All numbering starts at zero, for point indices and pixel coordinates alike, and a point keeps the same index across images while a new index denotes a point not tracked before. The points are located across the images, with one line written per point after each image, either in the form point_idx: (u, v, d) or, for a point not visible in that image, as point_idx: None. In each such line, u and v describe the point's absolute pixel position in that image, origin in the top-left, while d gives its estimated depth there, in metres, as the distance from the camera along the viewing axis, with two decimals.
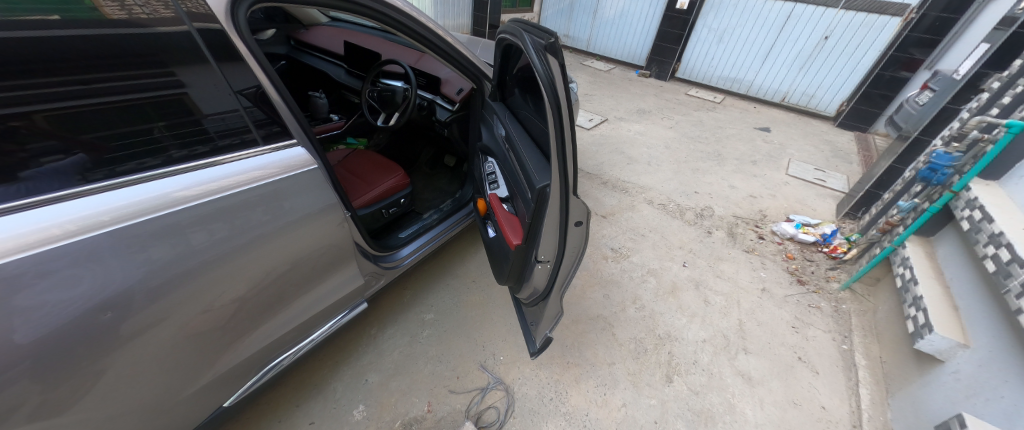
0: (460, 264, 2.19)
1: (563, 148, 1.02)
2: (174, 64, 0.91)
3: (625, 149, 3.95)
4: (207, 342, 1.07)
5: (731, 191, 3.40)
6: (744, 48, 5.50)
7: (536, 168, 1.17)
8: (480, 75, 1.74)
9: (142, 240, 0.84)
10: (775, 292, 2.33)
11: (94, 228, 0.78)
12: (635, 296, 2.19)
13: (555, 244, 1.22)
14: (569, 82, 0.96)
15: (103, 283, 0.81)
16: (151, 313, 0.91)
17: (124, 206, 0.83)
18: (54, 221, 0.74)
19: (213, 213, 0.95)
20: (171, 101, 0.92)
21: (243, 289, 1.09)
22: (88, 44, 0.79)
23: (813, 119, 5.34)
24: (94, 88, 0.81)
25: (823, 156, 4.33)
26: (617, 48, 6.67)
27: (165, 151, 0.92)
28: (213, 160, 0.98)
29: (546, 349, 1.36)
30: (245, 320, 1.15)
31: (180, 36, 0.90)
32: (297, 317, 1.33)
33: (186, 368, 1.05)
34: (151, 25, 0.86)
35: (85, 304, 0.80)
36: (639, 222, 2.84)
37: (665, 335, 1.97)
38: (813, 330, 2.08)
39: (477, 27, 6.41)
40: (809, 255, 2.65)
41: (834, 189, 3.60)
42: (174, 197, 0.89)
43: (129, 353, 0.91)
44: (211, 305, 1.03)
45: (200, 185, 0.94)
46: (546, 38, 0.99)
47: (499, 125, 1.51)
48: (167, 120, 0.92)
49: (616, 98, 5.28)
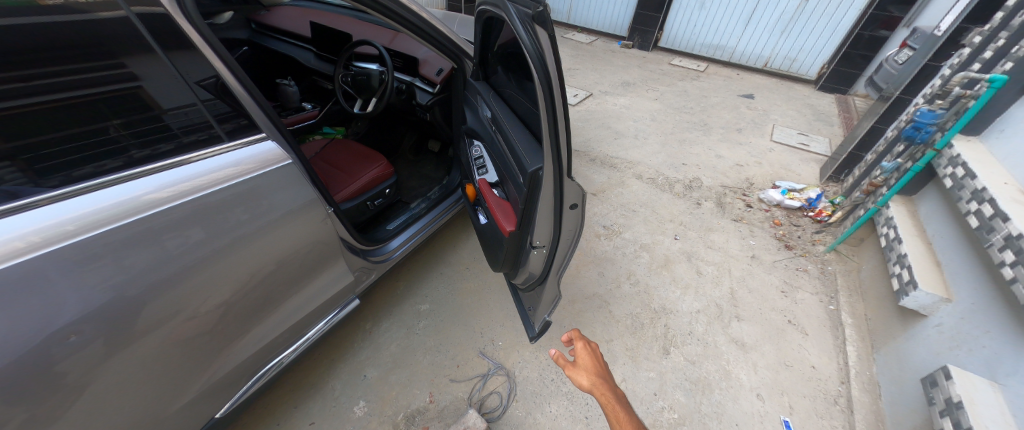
0: (453, 252, 2.15)
1: (556, 129, 0.97)
2: (122, 55, 0.81)
3: (612, 123, 3.90)
4: (195, 350, 1.02)
5: (718, 160, 3.41)
6: (727, 13, 5.39)
7: (527, 151, 1.11)
8: (461, 53, 1.63)
9: (115, 249, 0.78)
10: (764, 259, 2.38)
11: (59, 239, 0.71)
12: (629, 271, 2.20)
13: (550, 229, 1.18)
14: (558, 56, 0.89)
15: (79, 299, 0.75)
16: (133, 325, 0.85)
17: (90, 213, 0.75)
18: (15, 234, 0.67)
19: (188, 216, 0.88)
20: (125, 96, 0.83)
21: (227, 294, 1.03)
22: (27, 32, 0.69)
23: (795, 84, 5.36)
24: (33, 85, 0.71)
25: (805, 121, 4.37)
26: (598, 18, 6.48)
27: (125, 151, 0.83)
28: (181, 159, 0.90)
29: (545, 333, 1.35)
30: (233, 325, 1.09)
31: (120, 24, 0.78)
32: (289, 318, 1.28)
33: (176, 378, 1.00)
34: (90, 11, 0.76)
35: (62, 322, 0.74)
36: (630, 198, 2.84)
37: (660, 309, 1.99)
38: (801, 293, 2.14)
39: (452, 2, 6.12)
40: (795, 220, 2.70)
41: (817, 153, 3.64)
42: (145, 200, 0.81)
43: (109, 371, 0.85)
44: (196, 312, 0.97)
45: (171, 186, 0.86)
46: (533, 7, 0.89)
47: (484, 105, 1.43)
48: (123, 118, 0.83)
49: (599, 71, 5.17)
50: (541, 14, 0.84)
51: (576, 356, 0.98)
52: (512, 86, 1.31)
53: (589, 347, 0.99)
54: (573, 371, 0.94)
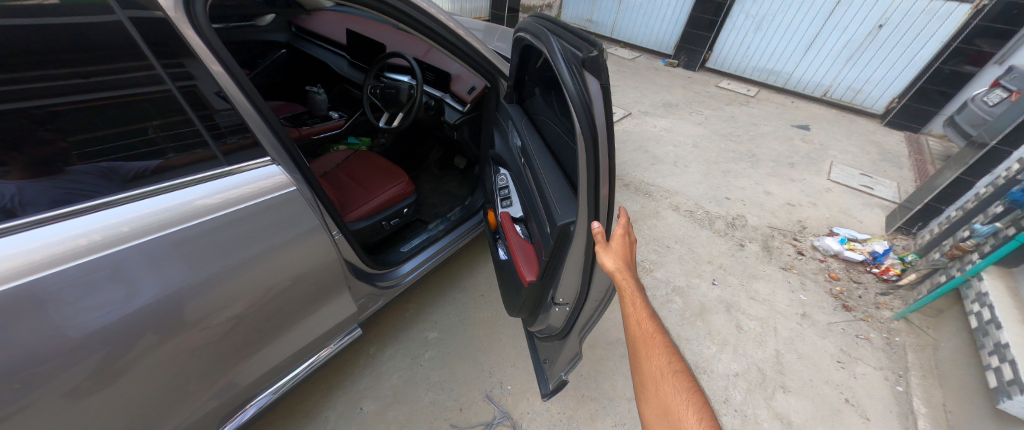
0: (469, 276, 2.03)
1: (597, 183, 0.84)
2: (184, 55, 0.78)
3: (649, 147, 3.67)
4: (207, 362, 0.94)
5: (767, 197, 3.11)
6: (785, 37, 5.02)
7: (560, 199, 0.98)
8: (496, 72, 1.54)
9: (161, 257, 0.77)
10: (817, 319, 2.09)
11: (120, 240, 0.72)
12: (659, 318, 1.99)
13: (577, 286, 1.04)
14: (609, 106, 0.77)
15: (106, 298, 0.72)
16: (147, 330, 0.79)
17: (145, 215, 0.75)
18: (83, 230, 0.69)
19: (228, 223, 0.86)
20: (166, 98, 0.80)
21: (247, 308, 0.96)
22: (91, 31, 0.68)
23: (858, 117, 4.90)
24: (94, 82, 0.71)
25: (869, 160, 3.95)
26: (643, 34, 6.26)
27: (162, 153, 0.81)
28: (233, 168, 0.88)
29: (559, 393, 1.20)
30: (246, 339, 1.00)
31: (106, 30, 0.70)
32: (305, 339, 1.18)
33: (183, 389, 0.93)
34: (149, 8, 0.72)
35: (84, 321, 0.70)
36: (664, 231, 2.62)
37: (692, 367, 1.77)
38: (862, 366, 1.85)
39: (495, 11, 6.12)
40: (856, 276, 2.38)
41: (883, 199, 3.25)
42: (197, 205, 0.82)
43: (119, 379, 0.80)
44: (209, 323, 0.89)
45: (222, 192, 0.85)
46: (584, 49, 0.76)
47: (514, 133, 1.32)
48: (165, 118, 0.81)
49: (640, 90, 4.95)
50: (594, 60, 0.71)
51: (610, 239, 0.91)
52: (550, 118, 1.19)
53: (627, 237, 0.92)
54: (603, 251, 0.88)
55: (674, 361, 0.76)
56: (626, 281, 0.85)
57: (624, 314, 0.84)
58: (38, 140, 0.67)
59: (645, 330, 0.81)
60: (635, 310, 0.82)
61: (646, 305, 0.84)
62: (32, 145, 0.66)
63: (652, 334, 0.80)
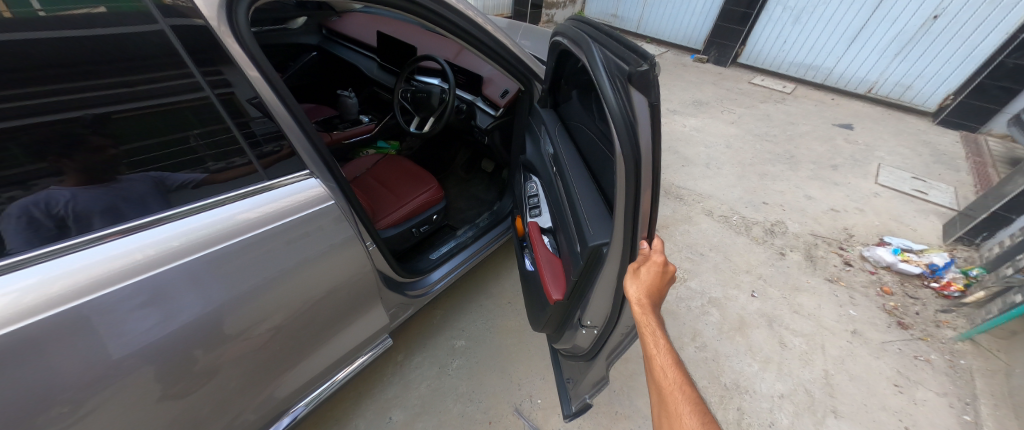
0: (496, 282, 1.99)
1: (637, 206, 0.78)
2: (223, 62, 0.76)
3: (679, 147, 3.52)
4: (248, 375, 0.92)
5: (808, 202, 2.92)
6: (826, 30, 4.72)
7: (592, 216, 0.92)
8: (531, 75, 1.48)
9: (207, 273, 0.75)
10: (869, 337, 1.94)
11: (169, 256, 0.70)
12: (695, 331, 1.89)
13: (607, 311, 0.97)
14: (655, 127, 0.70)
15: (153, 316, 0.70)
16: (192, 346, 0.77)
17: (195, 230, 0.74)
18: (138, 245, 0.67)
19: (271, 236, 0.84)
20: (207, 105, 0.76)
21: (287, 320, 0.94)
22: (141, 40, 0.67)
23: (906, 115, 4.57)
24: (139, 91, 0.68)
25: (921, 162, 3.66)
26: (670, 29, 6.04)
27: (201, 162, 0.77)
28: (271, 184, 0.85)
29: (583, 416, 1.15)
30: (285, 351, 0.98)
31: (151, 38, 0.68)
32: (340, 349, 1.16)
33: (226, 403, 0.91)
34: (190, 15, 0.70)
35: (135, 338, 0.69)
36: (697, 238, 2.49)
37: (733, 386, 1.67)
38: (923, 391, 1.70)
39: (518, 8, 6.03)
40: (912, 291, 2.19)
41: (938, 205, 3.01)
42: (240, 220, 0.79)
43: (166, 394, 0.78)
44: (252, 336, 0.87)
45: (265, 205, 0.83)
46: (631, 63, 0.69)
47: (547, 140, 1.25)
48: (206, 126, 0.77)
49: (668, 87, 4.77)
50: (644, 75, 0.64)
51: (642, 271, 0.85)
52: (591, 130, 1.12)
53: (663, 265, 0.85)
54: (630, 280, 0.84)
55: (703, 418, 0.69)
56: (647, 319, 0.80)
57: (646, 354, 0.80)
58: (87, 145, 0.63)
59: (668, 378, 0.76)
60: (655, 354, 0.78)
61: (670, 349, 0.79)
62: (81, 152, 0.63)
63: (675, 381, 0.75)
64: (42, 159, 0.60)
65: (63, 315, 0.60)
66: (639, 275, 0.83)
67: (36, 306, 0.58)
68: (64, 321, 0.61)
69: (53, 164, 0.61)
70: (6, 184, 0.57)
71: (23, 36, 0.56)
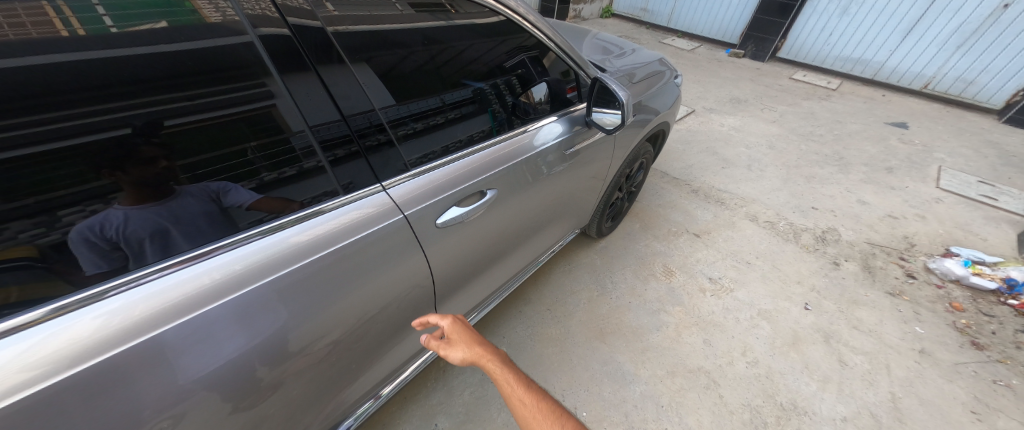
0: (536, 290, 2.01)
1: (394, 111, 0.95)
2: (285, 71, 0.76)
3: (718, 148, 3.37)
4: (308, 391, 0.91)
5: (862, 208, 2.74)
6: (878, 21, 4.41)
7: (429, 140, 1.03)
8: (578, 70, 1.48)
9: (272, 295, 0.73)
10: (939, 357, 1.79)
11: (234, 279, 0.68)
12: (745, 346, 1.80)
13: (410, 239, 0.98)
14: (435, 49, 1.07)
15: (222, 338, 0.68)
16: (258, 364, 0.76)
17: (257, 253, 0.71)
18: (207, 268, 0.65)
19: (331, 254, 0.81)
20: (266, 115, 0.74)
21: (345, 335, 0.92)
22: (214, 53, 0.67)
23: (967, 113, 4.22)
24: (197, 103, 0.65)
25: (987, 164, 3.37)
26: (703, 23, 5.80)
27: (256, 174, 0.73)
28: (318, 208, 0.81)
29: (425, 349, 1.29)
30: (340, 364, 0.96)
31: (242, 50, 0.70)
32: (390, 361, 1.14)
33: (288, 419, 0.90)
34: (255, 24, 0.72)
35: (210, 360, 0.68)
36: (742, 245, 2.38)
37: (790, 406, 1.58)
38: (1004, 420, 1.55)
39: (545, 3, 5.91)
40: (986, 308, 2.02)
41: (1010, 212, 2.76)
42: (293, 243, 0.76)
43: (236, 412, 0.77)
44: (314, 351, 0.86)
45: (317, 228, 0.79)
46: (462, 12, 1.13)
47: (514, 94, 1.28)
48: (261, 138, 0.73)
49: (703, 84, 4.58)
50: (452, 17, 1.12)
51: (451, 335, 0.86)
52: (507, 80, 1.26)
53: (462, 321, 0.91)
54: (448, 349, 0.84)
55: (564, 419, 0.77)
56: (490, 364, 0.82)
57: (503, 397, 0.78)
58: (142, 158, 0.60)
59: (528, 403, 0.77)
60: (511, 388, 0.78)
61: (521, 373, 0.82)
62: (135, 164, 0.59)
63: (538, 400, 0.78)
64: (99, 174, 0.56)
65: (140, 342, 0.59)
66: (455, 337, 0.85)
67: (117, 334, 0.57)
68: (141, 348, 0.59)
69: (110, 179, 0.57)
70: (89, 197, 0.56)
71: (102, 53, 0.56)
